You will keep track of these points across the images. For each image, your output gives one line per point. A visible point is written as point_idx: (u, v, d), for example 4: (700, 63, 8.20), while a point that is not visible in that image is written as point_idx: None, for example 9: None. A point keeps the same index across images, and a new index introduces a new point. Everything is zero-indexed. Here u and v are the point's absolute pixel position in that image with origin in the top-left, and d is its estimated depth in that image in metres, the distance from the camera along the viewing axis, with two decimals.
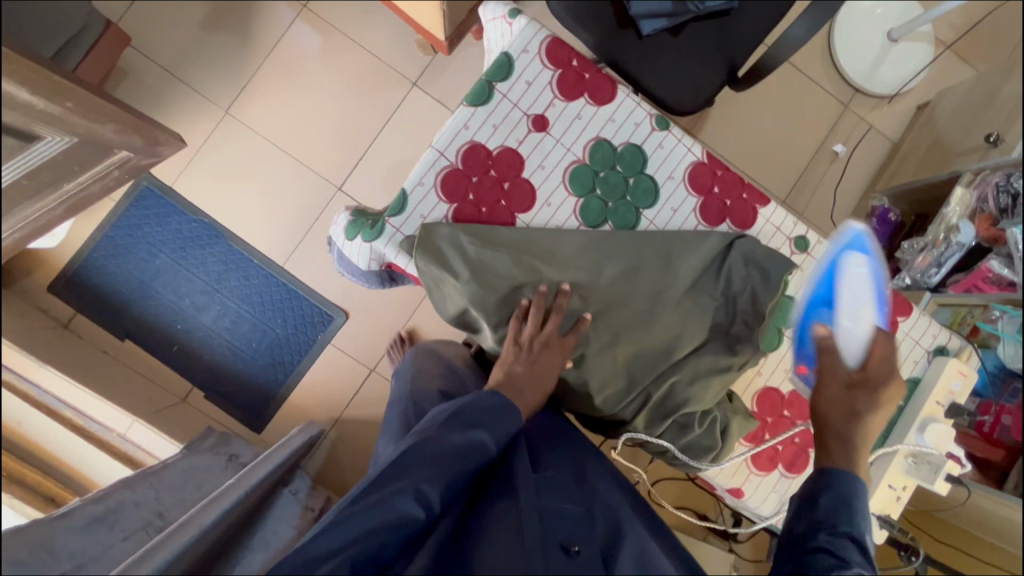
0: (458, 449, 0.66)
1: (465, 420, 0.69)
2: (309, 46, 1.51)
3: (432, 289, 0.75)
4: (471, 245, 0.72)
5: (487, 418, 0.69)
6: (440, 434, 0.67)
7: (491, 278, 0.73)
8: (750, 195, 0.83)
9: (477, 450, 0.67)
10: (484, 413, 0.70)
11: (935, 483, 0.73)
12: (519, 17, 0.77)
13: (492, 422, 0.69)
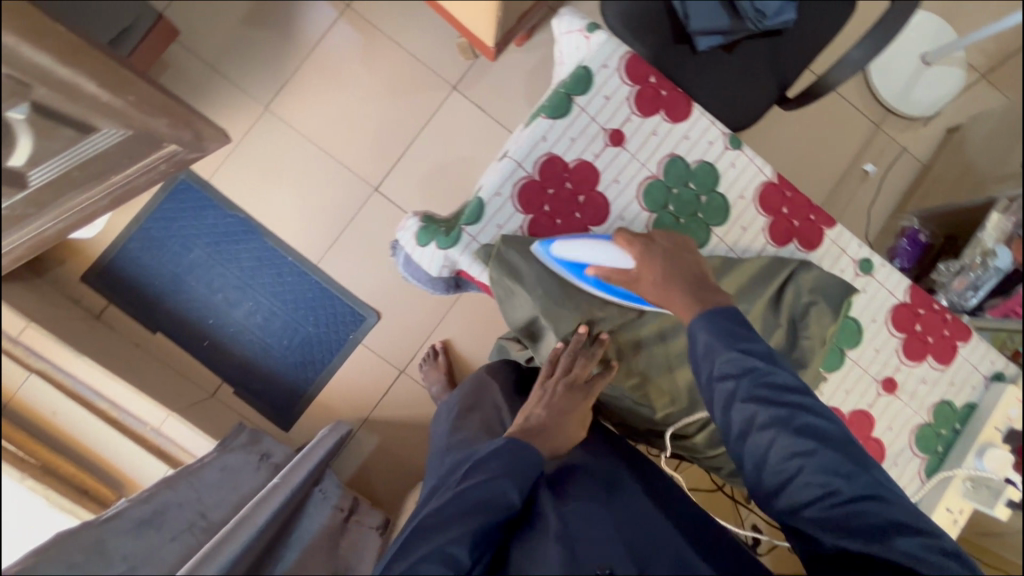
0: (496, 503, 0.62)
1: (502, 472, 0.65)
2: (351, 46, 1.51)
3: (503, 298, 0.76)
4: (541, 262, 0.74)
5: (520, 467, 0.66)
6: (476, 488, 0.63)
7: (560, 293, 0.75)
8: (818, 216, 0.80)
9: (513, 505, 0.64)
10: (522, 465, 0.67)
11: (996, 509, 0.75)
12: (598, 32, 0.77)
13: (525, 473, 0.66)
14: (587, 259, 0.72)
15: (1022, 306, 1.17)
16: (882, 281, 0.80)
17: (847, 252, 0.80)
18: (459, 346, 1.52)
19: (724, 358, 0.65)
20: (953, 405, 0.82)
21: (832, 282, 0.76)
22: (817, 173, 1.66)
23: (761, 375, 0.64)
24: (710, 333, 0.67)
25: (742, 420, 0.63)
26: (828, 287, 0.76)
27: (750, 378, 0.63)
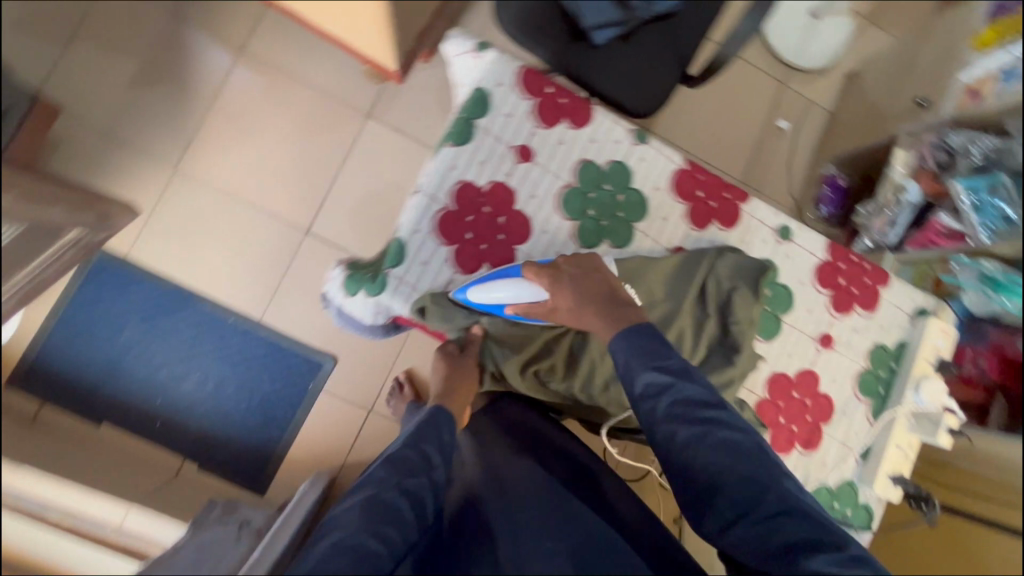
0: (405, 475, 0.67)
1: (410, 442, 0.72)
2: (253, 90, 1.46)
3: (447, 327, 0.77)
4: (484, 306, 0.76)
5: (426, 433, 0.73)
6: (386, 468, 0.69)
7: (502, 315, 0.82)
8: (731, 193, 0.82)
9: (426, 477, 0.68)
10: (432, 432, 0.73)
11: (938, 437, 0.79)
12: (488, 51, 0.77)
13: (433, 438, 0.73)
14: (504, 299, 0.73)
15: (937, 235, 1.21)
16: (800, 243, 0.84)
17: (766, 222, 0.83)
18: (423, 373, 1.49)
19: (643, 373, 0.66)
20: (886, 347, 0.86)
21: (749, 259, 0.80)
22: (736, 138, 1.72)
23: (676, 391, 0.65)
24: (628, 352, 0.68)
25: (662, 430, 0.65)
26: (747, 265, 0.80)
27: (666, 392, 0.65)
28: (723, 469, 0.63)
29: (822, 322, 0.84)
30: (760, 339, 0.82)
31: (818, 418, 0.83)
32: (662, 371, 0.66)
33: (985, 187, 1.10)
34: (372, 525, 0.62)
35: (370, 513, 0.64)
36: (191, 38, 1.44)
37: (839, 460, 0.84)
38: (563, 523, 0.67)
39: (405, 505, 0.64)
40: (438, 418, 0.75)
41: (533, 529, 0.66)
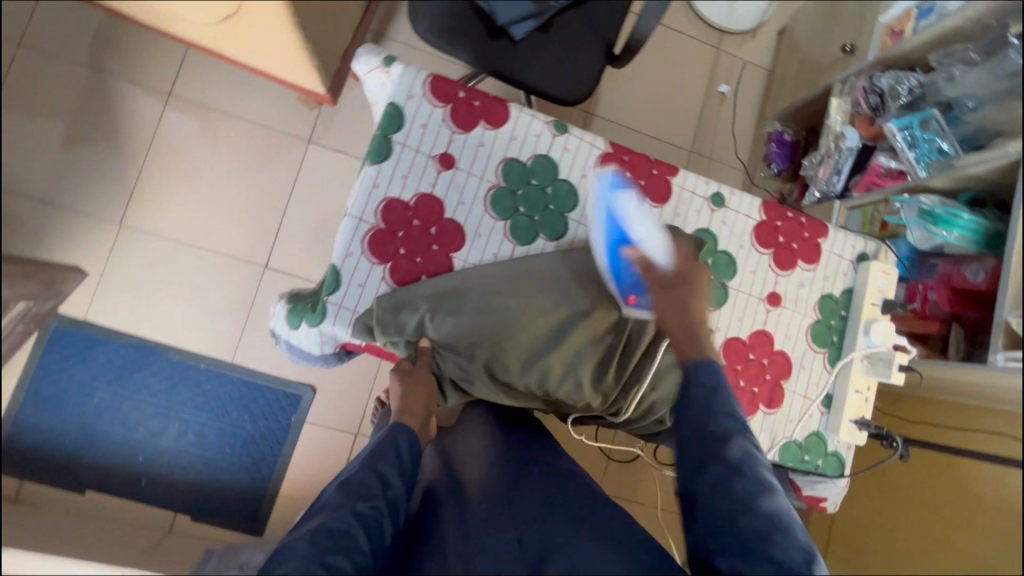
0: (358, 499, 0.64)
1: (366, 465, 0.68)
2: (189, 133, 1.44)
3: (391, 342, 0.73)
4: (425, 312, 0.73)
5: (386, 455, 0.69)
6: (340, 492, 0.65)
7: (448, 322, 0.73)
8: (659, 169, 0.82)
9: (383, 500, 0.65)
10: (390, 452, 0.70)
11: (891, 377, 0.80)
12: (394, 65, 0.76)
13: (392, 458, 0.69)
14: (635, 237, 0.74)
15: (879, 177, 1.21)
16: (736, 208, 0.84)
17: (696, 192, 0.83)
18: None
19: (707, 406, 0.66)
20: (834, 296, 0.87)
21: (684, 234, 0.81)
22: (679, 108, 1.73)
23: (732, 438, 0.64)
24: (707, 391, 0.67)
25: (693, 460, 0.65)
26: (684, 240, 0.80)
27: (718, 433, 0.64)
28: (737, 525, 0.61)
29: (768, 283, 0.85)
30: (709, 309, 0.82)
31: (777, 376, 0.85)
32: (730, 418, 0.65)
33: (918, 124, 1.13)
34: (320, 551, 0.58)
35: (321, 538, 0.60)
36: None
37: (803, 414, 0.86)
38: (513, 514, 0.70)
39: (358, 531, 0.61)
40: (396, 435, 0.72)
41: (479, 523, 0.69)
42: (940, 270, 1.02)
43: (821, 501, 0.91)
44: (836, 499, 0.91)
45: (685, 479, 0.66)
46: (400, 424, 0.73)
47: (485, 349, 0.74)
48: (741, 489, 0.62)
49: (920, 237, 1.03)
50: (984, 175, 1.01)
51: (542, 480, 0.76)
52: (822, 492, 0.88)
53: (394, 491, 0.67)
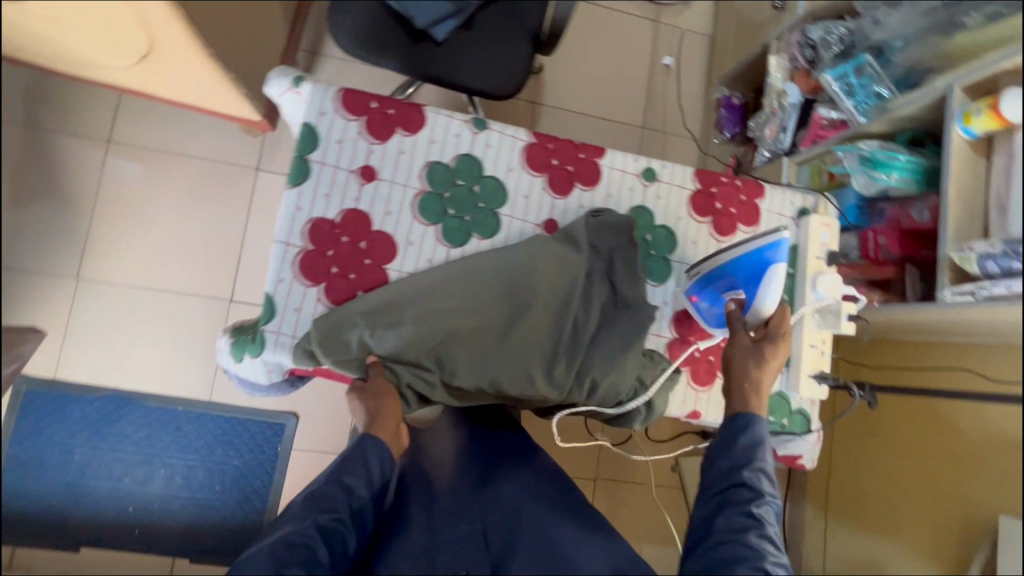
0: (319, 511, 0.61)
1: (332, 475, 0.65)
2: (134, 177, 1.43)
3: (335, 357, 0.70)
4: (365, 325, 0.70)
5: (353, 465, 0.65)
6: (303, 503, 0.62)
7: (393, 331, 0.70)
8: (587, 152, 0.81)
9: (347, 511, 0.62)
10: (359, 462, 0.66)
11: (842, 328, 0.79)
12: (303, 84, 0.75)
13: (360, 468, 0.65)
14: (766, 294, 0.72)
15: (823, 128, 1.20)
16: (669, 181, 0.83)
17: (627, 170, 0.82)
18: None
19: (741, 453, 0.69)
20: None
21: (616, 214, 0.79)
22: (626, 86, 1.72)
23: (757, 490, 0.66)
24: (748, 444, 0.69)
25: (715, 498, 0.68)
26: (618, 221, 0.78)
27: (746, 478, 0.67)
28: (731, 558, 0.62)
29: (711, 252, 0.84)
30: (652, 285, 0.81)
31: None
32: (762, 473, 0.68)
33: (853, 72, 1.12)
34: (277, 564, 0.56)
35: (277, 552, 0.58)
36: None
37: None
38: (477, 508, 0.71)
39: (317, 545, 0.59)
40: (361, 443, 0.67)
41: (446, 512, 0.69)
42: (888, 214, 1.03)
43: (797, 460, 0.89)
44: (812, 456, 0.89)
45: (701, 516, 0.68)
46: (365, 436, 0.68)
47: (431, 353, 0.72)
48: (748, 532, 0.64)
49: (864, 183, 1.03)
50: (918, 113, 0.99)
51: (510, 475, 0.76)
52: (796, 449, 0.87)
53: (360, 500, 0.64)
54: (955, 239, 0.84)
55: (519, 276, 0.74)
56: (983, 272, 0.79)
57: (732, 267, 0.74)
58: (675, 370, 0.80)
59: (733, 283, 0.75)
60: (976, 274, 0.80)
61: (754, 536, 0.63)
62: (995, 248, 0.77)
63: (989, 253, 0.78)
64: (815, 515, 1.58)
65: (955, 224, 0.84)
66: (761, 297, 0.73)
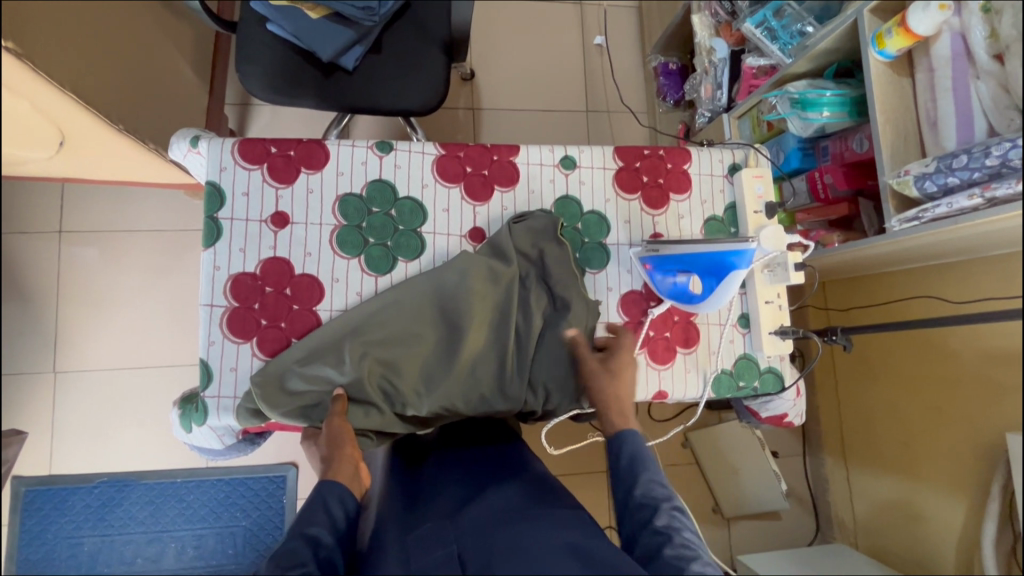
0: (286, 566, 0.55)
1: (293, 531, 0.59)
2: (91, 263, 1.43)
3: (277, 408, 0.68)
4: (302, 370, 0.69)
5: (318, 512, 0.62)
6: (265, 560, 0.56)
7: (330, 373, 0.69)
8: (500, 153, 0.79)
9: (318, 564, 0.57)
10: (319, 510, 0.62)
11: (791, 280, 0.75)
12: (202, 142, 0.75)
13: (325, 516, 0.62)
14: (713, 295, 0.74)
15: (755, 77, 1.18)
16: (590, 165, 0.81)
17: (544, 163, 0.80)
18: None
19: (629, 476, 0.67)
20: (718, 217, 0.83)
21: (538, 212, 0.78)
22: (562, 74, 1.70)
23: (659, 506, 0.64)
24: (626, 462, 0.68)
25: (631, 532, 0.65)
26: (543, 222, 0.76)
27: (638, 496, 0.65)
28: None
29: (646, 228, 0.81)
30: (588, 273, 0.79)
31: (685, 314, 0.80)
32: (657, 487, 0.65)
33: (771, 15, 1.09)
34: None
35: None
36: None
37: (724, 342, 0.81)
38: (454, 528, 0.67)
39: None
40: (323, 490, 0.65)
41: (421, 539, 0.66)
42: (832, 151, 1.00)
43: (786, 419, 0.89)
44: (797, 411, 0.87)
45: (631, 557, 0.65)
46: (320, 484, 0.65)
47: (376, 386, 0.70)
48: (663, 553, 0.60)
49: (800, 126, 1.01)
50: (839, 46, 0.96)
51: (485, 489, 0.74)
52: (779, 409, 0.86)
53: (331, 551, 0.59)
54: (892, 165, 0.81)
55: (448, 293, 0.72)
56: (924, 194, 0.75)
57: (695, 262, 0.73)
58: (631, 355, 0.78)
59: (687, 269, 0.74)
60: (919, 196, 0.76)
61: (669, 554, 0.60)
62: (928, 167, 0.73)
63: (924, 173, 0.74)
64: (835, 464, 1.54)
65: (888, 150, 0.81)
66: (710, 295, 0.73)
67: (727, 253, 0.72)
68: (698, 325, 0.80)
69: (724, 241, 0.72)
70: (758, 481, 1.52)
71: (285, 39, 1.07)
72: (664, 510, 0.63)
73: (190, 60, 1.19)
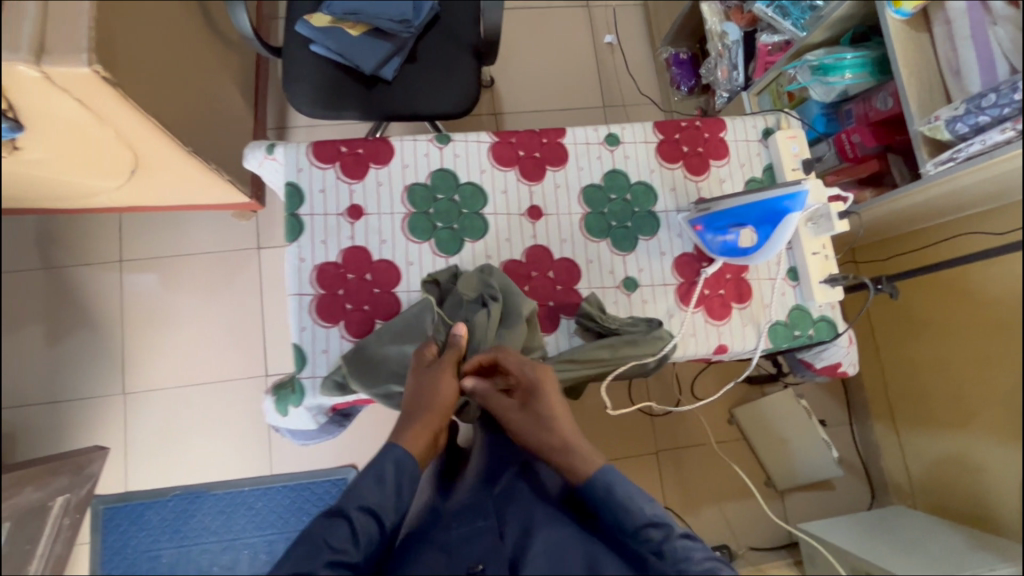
0: (329, 550, 0.57)
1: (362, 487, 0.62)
2: (150, 288, 1.52)
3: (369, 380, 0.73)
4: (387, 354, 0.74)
5: (375, 488, 0.62)
6: (311, 531, 0.59)
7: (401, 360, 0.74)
8: (548, 135, 0.85)
9: (358, 554, 0.59)
10: (389, 473, 0.64)
11: (836, 229, 0.79)
12: (278, 149, 0.81)
13: (382, 490, 0.63)
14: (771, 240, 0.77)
15: (770, 54, 1.23)
16: (633, 140, 0.86)
17: (590, 141, 0.85)
18: None
19: (617, 520, 0.63)
20: (757, 178, 0.88)
21: (591, 189, 0.84)
22: (576, 73, 1.77)
23: (661, 546, 0.61)
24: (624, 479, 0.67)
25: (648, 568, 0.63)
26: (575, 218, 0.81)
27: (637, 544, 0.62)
28: None
29: (691, 194, 0.86)
30: (642, 240, 0.84)
31: (736, 271, 0.84)
32: (651, 525, 0.62)
33: None
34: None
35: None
36: (73, 278, 1.50)
37: (776, 295, 0.84)
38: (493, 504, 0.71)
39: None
40: (384, 455, 0.65)
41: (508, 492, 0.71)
42: (856, 113, 1.05)
43: (840, 368, 0.91)
44: (852, 360, 0.90)
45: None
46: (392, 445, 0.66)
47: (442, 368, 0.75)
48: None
49: (823, 91, 1.05)
50: (854, 13, 1.01)
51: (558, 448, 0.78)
52: (833, 358, 0.89)
53: (373, 534, 0.60)
54: (921, 114, 0.85)
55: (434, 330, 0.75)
56: (955, 135, 0.79)
57: (749, 210, 0.76)
58: (690, 314, 0.82)
59: (741, 221, 0.77)
60: (949, 139, 0.80)
61: None
62: (958, 110, 0.77)
63: (955, 116, 0.77)
64: (885, 428, 1.55)
65: (915, 100, 0.85)
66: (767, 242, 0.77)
67: (781, 198, 0.73)
68: (749, 280, 0.84)
69: (775, 188, 0.74)
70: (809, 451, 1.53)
71: (327, 58, 1.15)
72: (666, 551, 0.61)
73: (237, 87, 1.27)
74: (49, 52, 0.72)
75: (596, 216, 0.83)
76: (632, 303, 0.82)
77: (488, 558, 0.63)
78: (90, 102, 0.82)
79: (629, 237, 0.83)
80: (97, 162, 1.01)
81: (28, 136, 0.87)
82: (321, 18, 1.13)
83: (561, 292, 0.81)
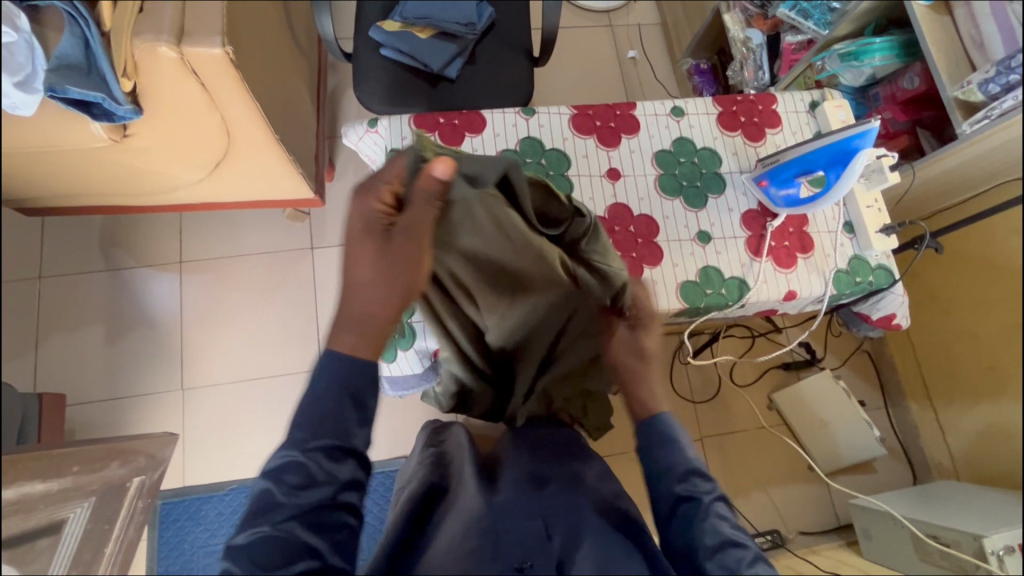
0: (291, 487, 0.53)
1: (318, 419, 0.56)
2: (207, 287, 1.57)
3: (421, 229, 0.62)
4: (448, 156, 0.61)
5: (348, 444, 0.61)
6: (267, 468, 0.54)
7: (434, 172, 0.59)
8: (621, 108, 0.94)
9: (329, 484, 0.54)
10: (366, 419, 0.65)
11: (888, 179, 0.88)
12: (380, 123, 0.90)
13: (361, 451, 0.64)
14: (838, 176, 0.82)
15: (795, 53, 1.35)
16: (695, 112, 0.95)
17: (659, 113, 0.94)
18: None
19: None
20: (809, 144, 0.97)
21: (663, 153, 0.93)
22: (604, 86, 1.90)
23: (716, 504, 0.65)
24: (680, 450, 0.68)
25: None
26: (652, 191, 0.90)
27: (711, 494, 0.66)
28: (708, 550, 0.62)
29: (751, 158, 0.95)
30: (712, 194, 0.92)
31: (797, 225, 0.92)
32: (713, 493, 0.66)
33: None
34: (266, 559, 0.50)
35: (265, 547, 0.51)
36: (133, 278, 1.56)
37: (837, 247, 0.92)
38: (538, 502, 0.69)
39: (297, 528, 0.52)
40: (336, 371, 0.56)
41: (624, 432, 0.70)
42: (883, 95, 1.16)
43: (894, 321, 0.97)
44: (905, 311, 0.96)
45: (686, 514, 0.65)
46: None
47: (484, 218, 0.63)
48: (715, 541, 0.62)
49: (852, 77, 1.19)
50: (877, 6, 1.13)
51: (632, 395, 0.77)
52: (890, 308, 0.95)
53: (342, 456, 0.55)
54: (952, 83, 0.96)
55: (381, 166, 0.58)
56: (988, 96, 0.89)
57: (820, 151, 0.81)
58: (761, 264, 0.89)
59: (811, 167, 0.84)
60: (983, 100, 0.91)
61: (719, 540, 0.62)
62: (989, 73, 0.87)
63: (986, 78, 0.88)
64: (921, 407, 1.59)
65: (945, 73, 0.96)
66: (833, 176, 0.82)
67: (850, 138, 0.78)
68: (811, 233, 0.92)
69: (843, 129, 0.78)
70: (851, 431, 1.56)
71: (396, 60, 1.25)
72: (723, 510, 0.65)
73: (305, 93, 1.38)
74: (188, 35, 0.82)
75: (669, 176, 0.92)
76: (707, 254, 0.89)
77: (535, 554, 0.61)
78: (207, 83, 0.90)
79: (699, 195, 0.91)
80: (190, 152, 1.10)
81: (142, 122, 0.96)
82: (391, 24, 1.25)
83: (643, 244, 0.88)
